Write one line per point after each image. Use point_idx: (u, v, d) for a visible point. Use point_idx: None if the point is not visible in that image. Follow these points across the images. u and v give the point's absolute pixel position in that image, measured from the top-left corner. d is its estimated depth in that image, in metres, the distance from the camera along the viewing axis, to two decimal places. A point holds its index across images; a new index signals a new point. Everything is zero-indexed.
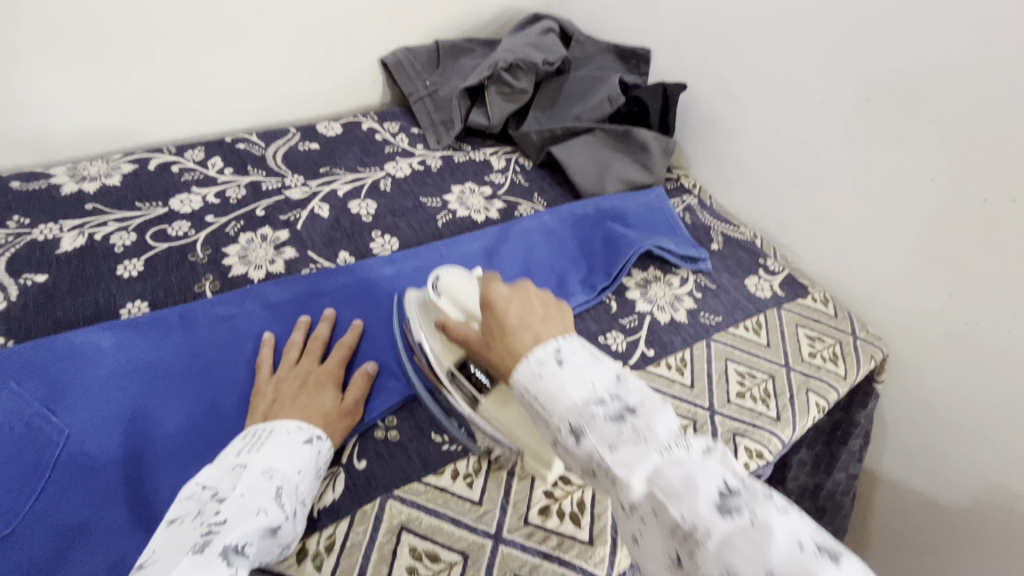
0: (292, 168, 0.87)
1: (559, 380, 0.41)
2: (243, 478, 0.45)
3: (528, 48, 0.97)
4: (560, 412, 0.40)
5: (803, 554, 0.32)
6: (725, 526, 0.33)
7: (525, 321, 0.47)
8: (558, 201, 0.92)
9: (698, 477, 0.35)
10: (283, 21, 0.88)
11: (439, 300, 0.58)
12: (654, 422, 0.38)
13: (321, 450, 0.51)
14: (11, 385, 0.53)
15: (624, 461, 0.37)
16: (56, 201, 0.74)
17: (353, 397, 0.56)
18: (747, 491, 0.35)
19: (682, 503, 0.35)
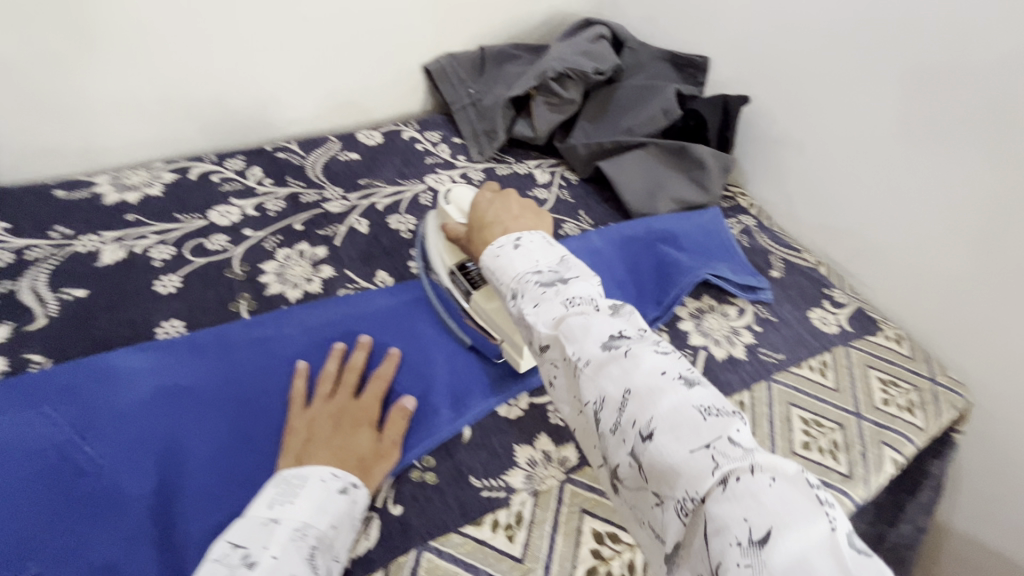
0: (332, 179, 0.85)
1: (511, 257, 0.48)
2: (275, 537, 0.42)
3: (579, 56, 0.92)
4: (506, 280, 0.47)
5: (662, 377, 0.36)
6: (604, 359, 0.37)
7: (499, 218, 0.56)
8: (606, 219, 0.87)
9: (595, 324, 0.39)
10: (328, 27, 0.85)
11: (448, 207, 0.67)
12: (575, 286, 0.43)
13: (359, 499, 0.47)
14: (48, 407, 0.51)
15: (536, 312, 0.42)
16: (98, 211, 0.73)
17: (392, 437, 0.53)
18: (635, 338, 0.39)
19: (574, 341, 0.39)
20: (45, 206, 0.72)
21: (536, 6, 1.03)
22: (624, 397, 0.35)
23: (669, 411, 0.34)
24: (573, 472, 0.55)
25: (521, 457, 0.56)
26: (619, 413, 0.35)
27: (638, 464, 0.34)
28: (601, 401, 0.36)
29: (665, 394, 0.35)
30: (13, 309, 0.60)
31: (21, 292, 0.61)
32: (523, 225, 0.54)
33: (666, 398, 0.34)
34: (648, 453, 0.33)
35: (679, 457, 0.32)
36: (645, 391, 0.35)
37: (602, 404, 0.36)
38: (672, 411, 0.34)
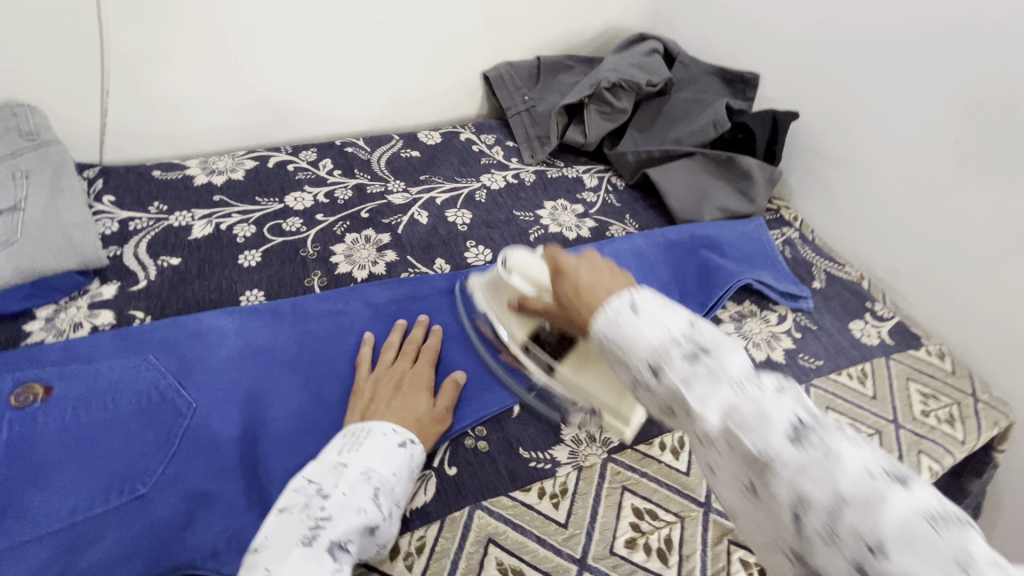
0: (395, 173, 0.91)
1: (635, 324, 0.37)
2: (344, 477, 0.46)
3: (633, 68, 0.96)
4: (635, 357, 0.37)
5: (874, 479, 0.28)
6: (799, 457, 0.30)
7: (597, 278, 0.44)
8: (651, 223, 0.91)
9: (772, 409, 0.31)
10: (400, 35, 0.92)
11: (511, 277, 0.62)
12: (729, 360, 0.34)
13: (415, 453, 0.51)
14: (150, 356, 0.57)
15: (692, 395, 0.34)
16: (189, 191, 0.81)
17: (444, 404, 0.58)
18: (818, 422, 0.31)
19: (752, 432, 0.31)
20: (144, 184, 0.80)
21: (592, 21, 1.08)
22: (838, 508, 0.28)
23: (898, 526, 0.27)
24: (615, 452, 0.59)
25: (566, 434, 0.60)
26: (830, 527, 0.28)
27: None
28: (801, 503, 0.29)
29: (889, 501, 0.27)
30: (119, 271, 0.67)
31: (125, 257, 0.69)
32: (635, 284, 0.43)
33: (891, 507, 0.27)
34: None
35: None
36: (860, 497, 0.28)
37: (804, 509, 0.29)
38: (903, 524, 0.27)
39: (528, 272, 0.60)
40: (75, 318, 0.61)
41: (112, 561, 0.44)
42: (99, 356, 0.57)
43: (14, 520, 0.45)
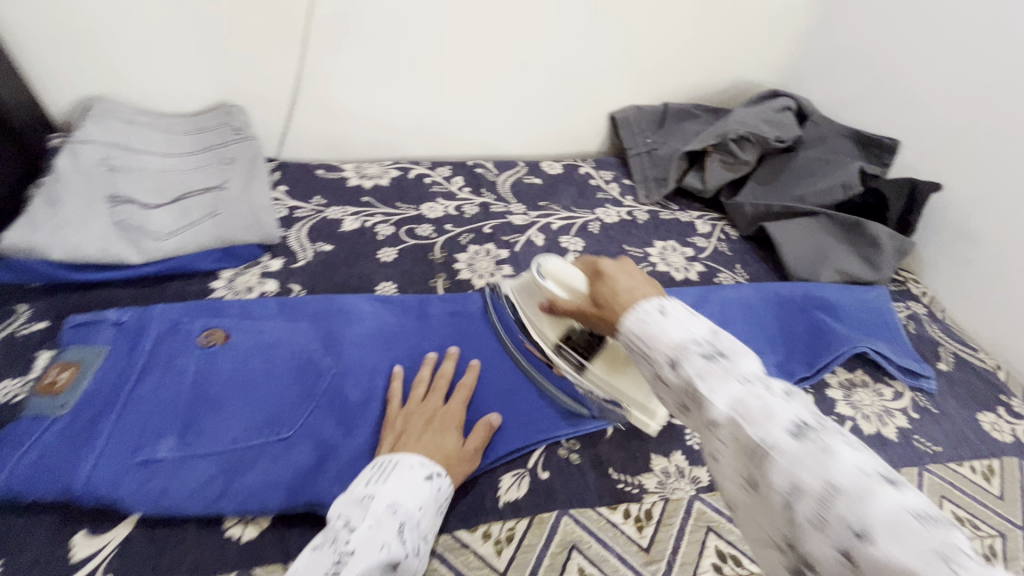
0: (517, 197, 0.98)
1: (662, 325, 0.43)
2: (371, 509, 0.46)
3: (762, 122, 0.97)
4: (658, 351, 0.42)
5: (870, 477, 0.31)
6: (797, 448, 0.33)
7: (631, 285, 0.50)
8: (761, 276, 0.90)
9: (778, 407, 0.35)
10: (542, 74, 1.00)
11: (544, 282, 0.62)
12: (743, 362, 0.39)
13: (442, 486, 0.50)
14: (304, 324, 0.67)
15: (707, 387, 0.38)
16: (344, 190, 0.93)
17: (474, 445, 0.56)
18: (821, 426, 0.35)
19: (758, 425, 0.35)
20: (310, 180, 0.93)
21: (725, 75, 1.10)
22: (829, 493, 0.31)
23: (883, 516, 0.29)
24: (703, 492, 0.59)
25: (656, 465, 0.61)
26: (823, 511, 0.31)
27: (850, 565, 0.30)
28: (794, 491, 0.32)
29: (876, 495, 0.30)
30: (284, 249, 0.79)
31: (291, 238, 0.81)
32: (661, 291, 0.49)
33: (877, 499, 0.30)
34: (864, 559, 0.29)
35: (911, 566, 0.28)
36: (853, 489, 0.31)
37: (795, 496, 0.32)
38: (890, 515, 0.29)
39: (562, 279, 0.60)
40: (249, 283, 0.73)
41: (258, 488, 0.52)
42: (265, 317, 0.67)
43: (193, 437, 0.54)
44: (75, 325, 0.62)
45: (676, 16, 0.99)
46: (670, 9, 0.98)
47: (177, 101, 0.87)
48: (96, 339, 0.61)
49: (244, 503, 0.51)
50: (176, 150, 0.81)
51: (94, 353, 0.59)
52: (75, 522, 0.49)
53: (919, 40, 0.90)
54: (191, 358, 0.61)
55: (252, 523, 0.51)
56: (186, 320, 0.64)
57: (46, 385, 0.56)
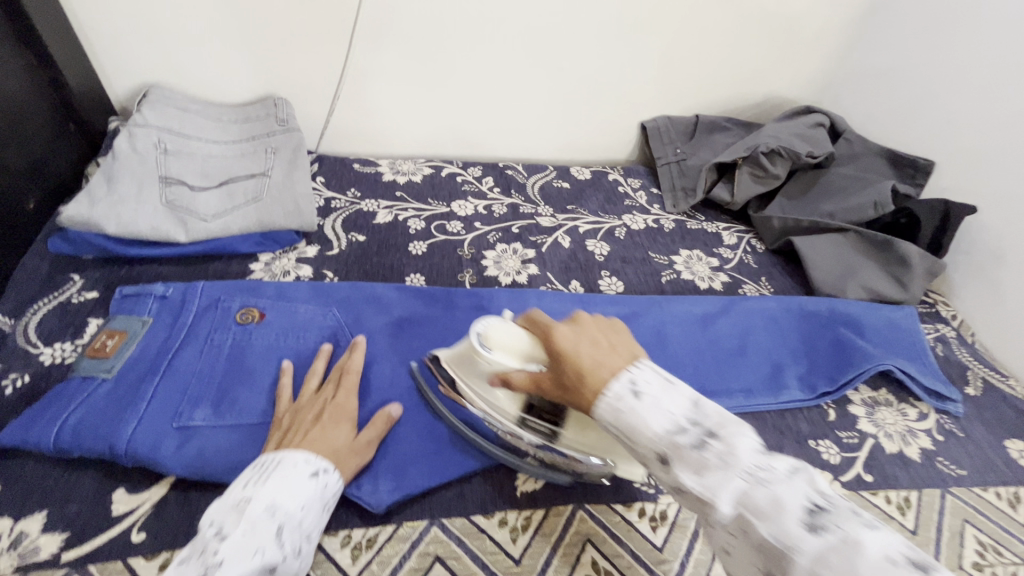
0: (545, 199, 1.00)
1: (641, 412, 0.42)
2: (246, 514, 0.44)
3: (794, 138, 0.97)
4: (644, 445, 0.42)
5: (890, 565, 0.32)
6: (815, 543, 0.34)
7: (596, 360, 0.46)
8: (787, 290, 0.90)
9: (786, 496, 0.36)
10: (576, 80, 1.02)
11: (492, 356, 0.56)
12: (737, 446, 0.39)
13: (329, 482, 0.49)
14: (335, 308, 0.69)
15: (707, 486, 0.39)
16: (379, 184, 0.96)
17: (368, 436, 0.55)
18: (829, 508, 0.36)
19: (769, 521, 0.36)
20: (347, 173, 0.97)
21: (758, 90, 1.11)
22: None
23: None
24: None
25: None
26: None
27: None
28: None
29: None
30: (319, 237, 0.82)
31: (326, 227, 0.84)
32: (625, 360, 0.46)
33: None
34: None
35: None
36: None
37: None
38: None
39: (507, 346, 0.56)
40: (285, 267, 0.76)
41: None
42: (299, 299, 0.70)
43: (227, 408, 0.57)
44: (123, 296, 0.65)
45: (711, 29, 1.00)
46: (706, 22, 0.99)
47: (227, 92, 0.91)
48: (142, 310, 0.64)
49: None
50: (224, 137, 0.84)
51: (139, 323, 0.62)
52: (114, 479, 0.51)
53: (959, 62, 0.89)
54: (228, 333, 0.64)
55: None
56: (224, 297, 0.67)
57: (94, 349, 0.59)
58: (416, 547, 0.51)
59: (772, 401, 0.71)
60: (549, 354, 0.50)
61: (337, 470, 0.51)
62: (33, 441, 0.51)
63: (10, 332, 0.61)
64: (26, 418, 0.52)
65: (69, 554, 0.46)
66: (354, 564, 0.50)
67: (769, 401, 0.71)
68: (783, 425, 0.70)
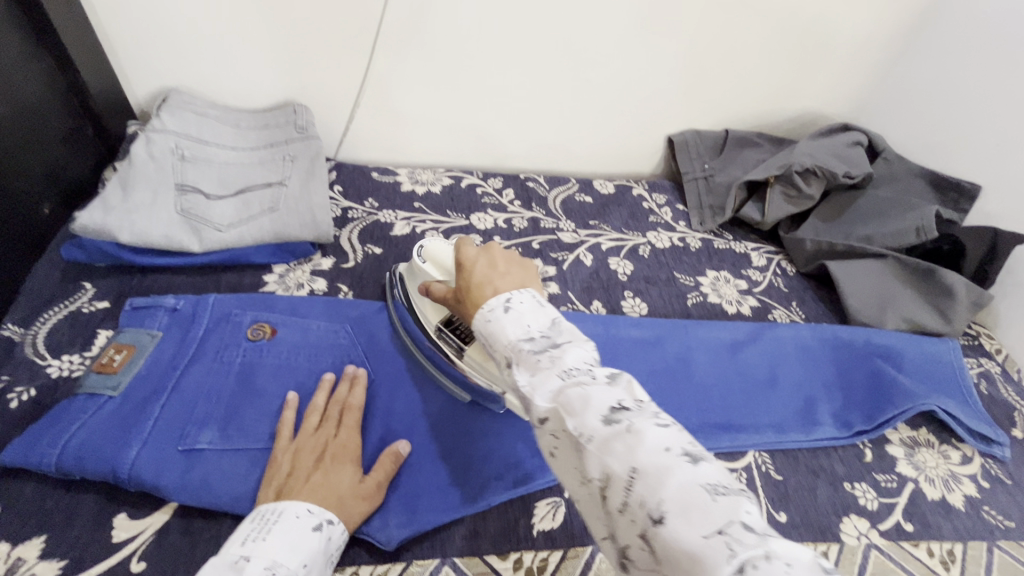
0: (567, 214, 0.97)
1: (501, 323, 0.43)
2: (245, 573, 0.40)
3: (831, 157, 0.93)
4: (499, 351, 0.42)
5: (668, 455, 0.32)
6: (606, 434, 0.34)
7: (485, 277, 0.49)
8: (819, 317, 0.86)
9: (595, 396, 0.35)
10: (602, 92, 0.99)
11: (423, 265, 0.64)
12: (568, 353, 0.39)
13: (332, 536, 0.46)
14: (349, 326, 0.67)
15: (532, 384, 0.38)
16: (397, 194, 0.94)
17: (374, 479, 0.52)
18: (637, 410, 0.35)
19: (575, 416, 0.35)
20: (365, 182, 0.95)
21: (791, 105, 1.07)
22: (630, 477, 0.32)
23: (678, 496, 0.30)
24: None
25: None
26: (626, 494, 0.32)
27: (650, 547, 0.30)
28: (607, 480, 0.33)
29: (671, 474, 0.31)
30: (335, 249, 0.80)
31: (343, 239, 0.82)
32: (513, 282, 0.47)
33: (672, 478, 0.30)
34: (659, 541, 0.30)
35: (696, 546, 0.28)
36: (653, 472, 0.31)
37: (608, 484, 0.33)
38: (684, 492, 0.30)
39: (437, 262, 0.62)
40: (300, 280, 0.74)
41: None
42: (312, 315, 0.68)
43: (235, 431, 0.55)
44: (134, 307, 0.63)
45: (745, 41, 0.96)
46: (740, 34, 0.95)
47: (247, 97, 0.90)
48: (152, 323, 0.62)
49: None
50: (242, 144, 0.83)
51: (148, 337, 0.60)
52: (117, 503, 0.50)
53: (1011, 81, 0.84)
54: (239, 351, 0.62)
55: None
56: (237, 311, 0.65)
57: (102, 365, 0.57)
58: None
59: (804, 438, 0.67)
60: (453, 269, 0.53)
61: (341, 521, 0.48)
62: (35, 462, 0.49)
63: (19, 342, 0.60)
64: (28, 437, 0.51)
65: None
66: None
67: (801, 438, 0.67)
68: (817, 464, 0.66)
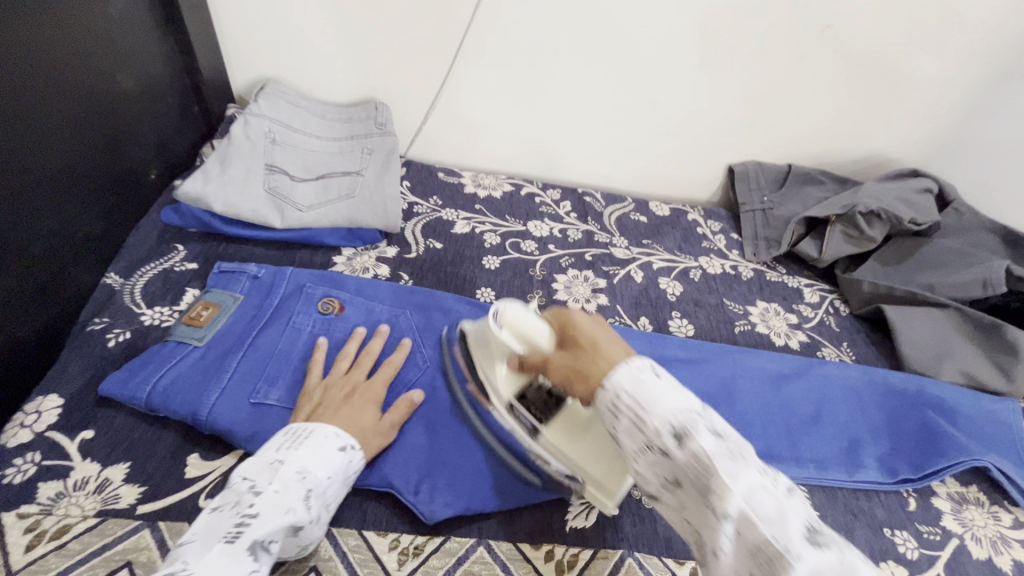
0: (621, 230, 0.99)
1: (661, 387, 0.40)
2: (279, 474, 0.46)
3: (898, 202, 0.91)
4: (658, 416, 0.39)
5: None
6: (816, 558, 0.32)
7: (612, 335, 0.47)
8: (869, 360, 0.85)
9: (792, 509, 0.34)
10: (668, 117, 1.01)
11: (501, 329, 0.56)
12: (751, 447, 0.38)
13: (352, 459, 0.51)
14: (408, 312, 0.71)
15: (728, 477, 0.35)
16: (460, 195, 0.98)
17: (391, 419, 0.58)
18: (828, 533, 0.35)
19: (776, 526, 0.34)
20: (431, 181, 0.99)
21: (860, 146, 1.05)
22: None
23: None
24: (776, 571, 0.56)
25: None
26: None
27: None
28: None
29: None
30: (400, 240, 0.84)
31: (407, 231, 0.87)
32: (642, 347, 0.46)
33: None
34: None
35: None
36: None
37: None
38: None
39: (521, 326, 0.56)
40: (365, 264, 0.79)
41: None
42: (377, 297, 0.72)
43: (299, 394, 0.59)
44: (221, 271, 0.70)
45: (818, 79, 0.96)
46: (814, 72, 0.95)
47: (335, 92, 0.97)
48: (235, 287, 0.69)
49: None
50: (326, 134, 0.89)
51: (231, 298, 0.67)
52: (191, 443, 0.55)
53: None
54: (309, 320, 0.67)
55: None
56: (309, 284, 0.71)
57: (191, 317, 0.63)
58: (461, 564, 0.51)
59: (845, 478, 0.67)
60: (561, 326, 0.51)
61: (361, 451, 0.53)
62: (128, 394, 0.55)
63: (119, 290, 0.68)
64: (125, 371, 0.57)
65: (144, 509, 0.49)
66: (400, 570, 0.50)
67: (842, 477, 0.67)
68: (857, 506, 0.65)
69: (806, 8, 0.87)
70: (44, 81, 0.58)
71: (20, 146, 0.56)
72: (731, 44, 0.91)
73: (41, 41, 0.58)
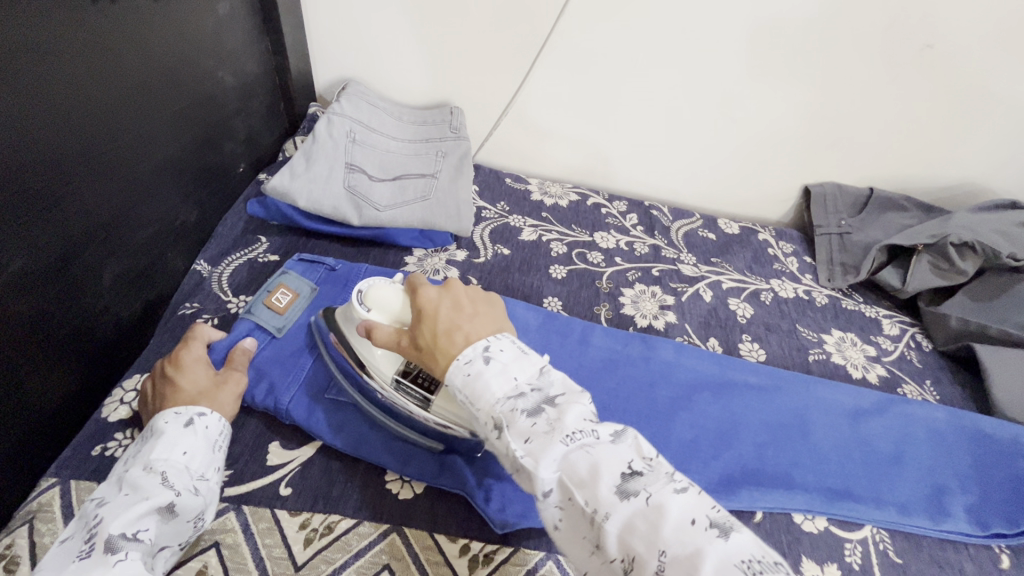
0: (689, 247, 0.96)
1: (484, 377, 0.44)
2: (122, 479, 0.46)
3: (994, 234, 0.85)
4: (485, 409, 0.43)
5: (693, 530, 0.34)
6: (623, 509, 0.36)
7: (455, 322, 0.49)
8: (956, 401, 0.79)
9: (603, 462, 0.38)
10: (747, 135, 0.98)
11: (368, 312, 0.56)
12: (567, 413, 0.41)
13: (209, 425, 0.52)
14: None
15: (533, 455, 0.40)
16: (527, 202, 0.98)
17: (230, 370, 0.58)
18: (649, 472, 0.38)
19: (585, 489, 0.38)
20: (499, 186, 1.00)
21: (954, 171, 0.99)
22: (659, 559, 0.34)
23: (714, 575, 0.32)
24: None
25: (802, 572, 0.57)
26: None
27: None
28: (629, 561, 0.35)
29: (703, 552, 0.33)
30: (469, 243, 0.85)
31: (476, 235, 0.88)
32: (480, 328, 0.49)
33: (704, 560, 0.32)
34: None
35: None
36: (681, 552, 0.33)
37: (632, 565, 0.35)
38: (719, 569, 0.32)
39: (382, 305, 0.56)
40: (436, 266, 0.80)
41: (413, 453, 0.57)
42: None
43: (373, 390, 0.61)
44: (301, 260, 0.72)
45: (913, 100, 0.91)
46: (908, 93, 0.90)
47: (412, 95, 0.99)
48: (312, 276, 0.71)
49: (407, 465, 0.56)
50: (401, 136, 0.91)
51: (308, 287, 0.69)
52: (273, 432, 0.58)
53: None
54: None
55: (410, 486, 0.56)
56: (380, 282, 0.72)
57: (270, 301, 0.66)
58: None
59: (931, 526, 0.63)
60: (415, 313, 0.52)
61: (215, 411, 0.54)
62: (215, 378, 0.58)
63: (207, 277, 0.71)
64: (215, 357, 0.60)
65: (230, 492, 0.53)
66: None
67: (927, 525, 0.63)
68: (943, 558, 0.61)
69: (907, 25, 0.83)
70: (160, 71, 0.62)
71: (136, 130, 0.59)
72: (818, 62, 0.88)
73: (161, 45, 0.61)
